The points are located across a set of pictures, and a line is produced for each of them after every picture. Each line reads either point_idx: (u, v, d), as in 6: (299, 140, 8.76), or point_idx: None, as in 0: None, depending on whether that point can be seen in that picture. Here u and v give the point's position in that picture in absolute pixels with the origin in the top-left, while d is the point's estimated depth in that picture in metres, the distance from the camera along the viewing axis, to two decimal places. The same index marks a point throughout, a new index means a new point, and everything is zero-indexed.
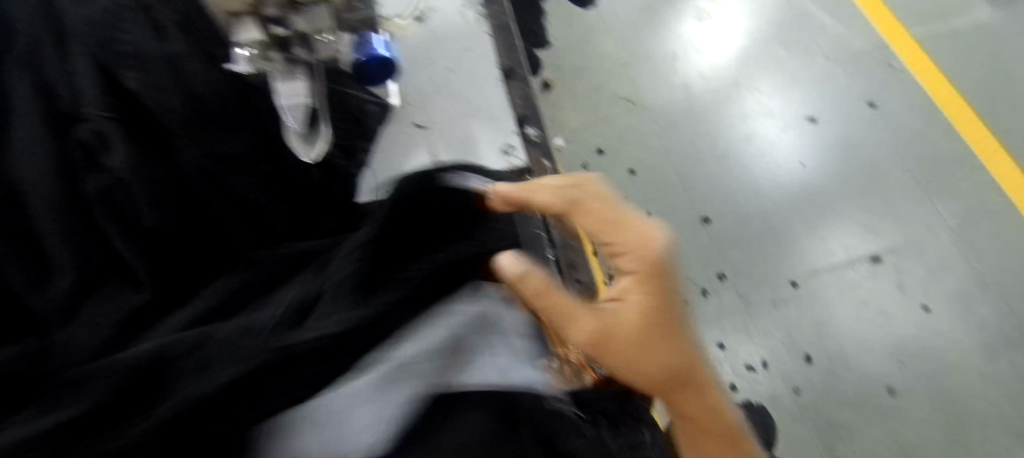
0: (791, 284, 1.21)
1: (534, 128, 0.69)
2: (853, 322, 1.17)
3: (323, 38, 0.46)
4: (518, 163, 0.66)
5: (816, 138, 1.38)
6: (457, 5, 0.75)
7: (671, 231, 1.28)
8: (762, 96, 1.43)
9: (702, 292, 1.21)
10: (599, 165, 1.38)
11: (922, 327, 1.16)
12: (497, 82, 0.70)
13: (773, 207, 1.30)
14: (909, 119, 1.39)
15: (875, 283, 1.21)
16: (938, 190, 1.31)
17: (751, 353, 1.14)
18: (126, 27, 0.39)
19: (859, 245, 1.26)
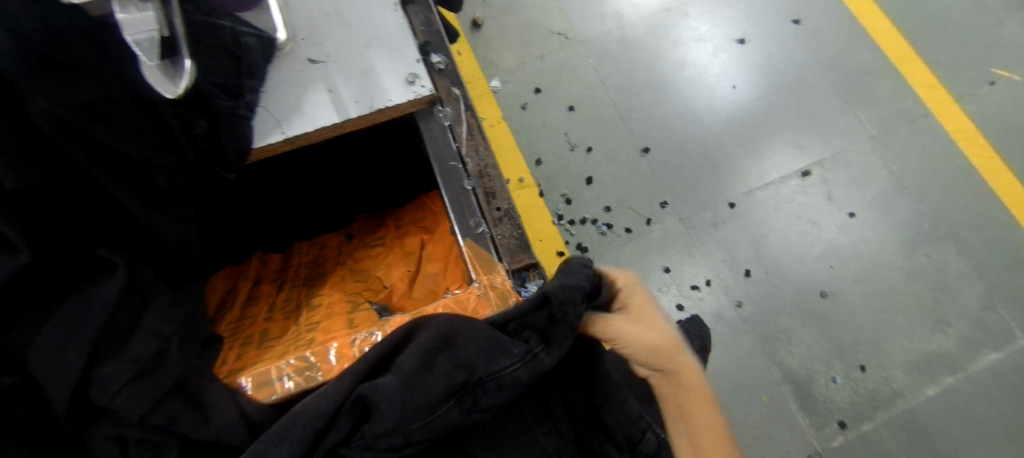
0: (729, 204, 1.25)
1: (439, 55, 0.67)
2: (785, 232, 1.22)
3: None
4: (424, 91, 0.62)
5: (745, 61, 1.40)
6: None
7: (615, 167, 1.29)
8: (692, 21, 1.44)
9: (647, 221, 1.24)
10: (541, 104, 1.35)
11: (848, 231, 1.22)
12: (394, 9, 0.65)
13: (705, 131, 1.32)
14: (829, 35, 1.41)
15: (806, 195, 1.25)
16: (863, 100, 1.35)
17: (694, 271, 1.19)
18: None
19: (790, 161, 1.29)
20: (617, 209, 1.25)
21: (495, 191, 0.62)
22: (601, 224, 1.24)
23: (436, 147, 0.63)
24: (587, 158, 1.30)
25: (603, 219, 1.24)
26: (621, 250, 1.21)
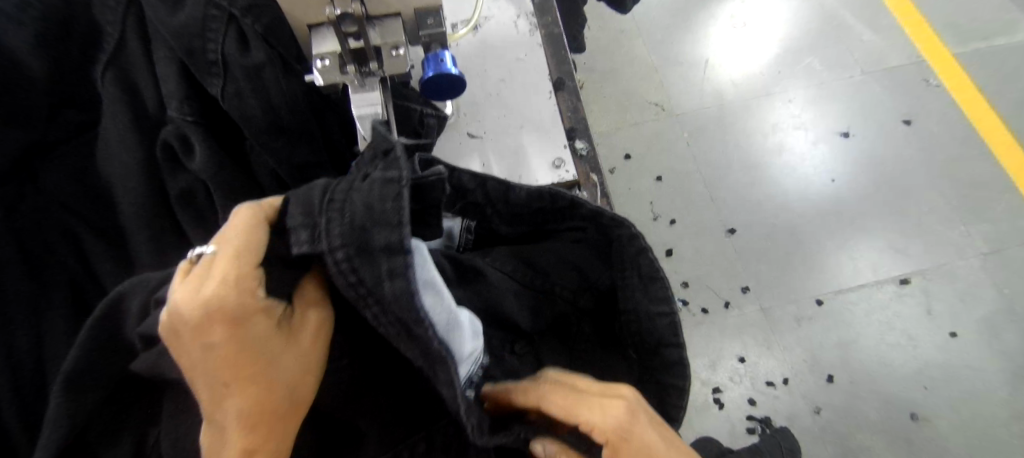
0: (816, 302, 1.25)
1: (583, 141, 0.71)
2: (876, 341, 1.22)
3: (394, 52, 0.49)
4: (568, 176, 0.67)
5: (845, 155, 1.39)
6: (511, 15, 0.76)
7: (696, 242, 1.31)
8: (792, 107, 1.46)
9: (725, 304, 1.25)
10: (628, 171, 1.39)
11: (945, 351, 1.21)
12: (548, 95, 0.72)
13: (800, 220, 1.33)
14: (943, 141, 1.42)
15: (902, 305, 1.24)
16: (968, 213, 1.35)
17: (772, 368, 1.19)
18: (212, 35, 0.46)
19: (888, 266, 1.29)
20: (695, 287, 1.27)
21: None
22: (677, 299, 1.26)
23: None
24: (670, 230, 1.32)
25: (679, 295, 1.26)
26: (695, 330, 1.23)
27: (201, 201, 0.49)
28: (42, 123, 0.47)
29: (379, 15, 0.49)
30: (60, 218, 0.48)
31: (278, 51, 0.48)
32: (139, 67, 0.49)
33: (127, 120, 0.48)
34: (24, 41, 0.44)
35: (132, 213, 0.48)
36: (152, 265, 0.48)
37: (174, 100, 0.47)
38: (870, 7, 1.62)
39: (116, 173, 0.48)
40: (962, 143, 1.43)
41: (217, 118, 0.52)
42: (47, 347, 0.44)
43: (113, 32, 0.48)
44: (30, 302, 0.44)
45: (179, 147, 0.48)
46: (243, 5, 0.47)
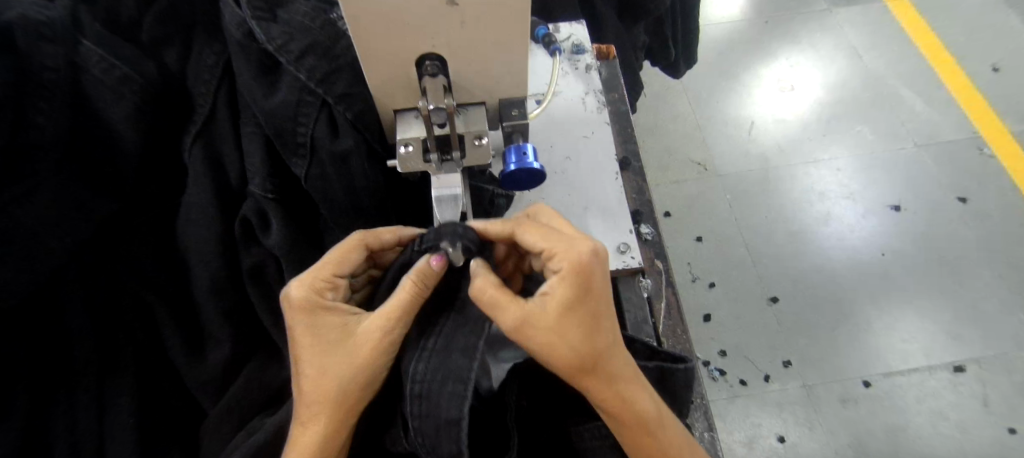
0: (863, 383, 1.18)
1: (648, 226, 0.69)
2: (928, 432, 1.14)
3: (478, 142, 0.49)
4: (635, 263, 0.63)
5: (898, 228, 1.35)
6: (579, 91, 0.76)
7: (736, 309, 1.27)
8: (841, 175, 1.43)
9: (764, 377, 1.19)
10: (667, 229, 1.38)
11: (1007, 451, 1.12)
12: (615, 176, 0.69)
13: (847, 289, 1.27)
14: (999, 218, 1.37)
15: (957, 394, 1.17)
16: None
17: (814, 451, 1.12)
18: (303, 119, 0.47)
19: (941, 351, 1.21)
20: (733, 356, 1.22)
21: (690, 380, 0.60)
22: (714, 368, 1.21)
23: (637, 317, 0.63)
24: (709, 294, 1.29)
25: (716, 364, 1.21)
26: (731, 402, 1.17)
27: (271, 278, 0.49)
28: (129, 190, 0.48)
29: (463, 104, 0.50)
30: (135, 288, 0.47)
31: (365, 137, 0.49)
32: (228, 141, 0.51)
33: (210, 191, 0.48)
34: (122, 113, 0.46)
35: (205, 288, 0.47)
36: (224, 341, 0.48)
37: (258, 178, 0.48)
38: (922, 77, 1.60)
39: (194, 246, 0.48)
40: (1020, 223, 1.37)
41: (295, 193, 0.51)
42: (107, 420, 0.44)
43: (206, 105, 0.50)
44: (97, 375, 0.44)
45: (258, 223, 0.48)
46: (337, 94, 0.47)
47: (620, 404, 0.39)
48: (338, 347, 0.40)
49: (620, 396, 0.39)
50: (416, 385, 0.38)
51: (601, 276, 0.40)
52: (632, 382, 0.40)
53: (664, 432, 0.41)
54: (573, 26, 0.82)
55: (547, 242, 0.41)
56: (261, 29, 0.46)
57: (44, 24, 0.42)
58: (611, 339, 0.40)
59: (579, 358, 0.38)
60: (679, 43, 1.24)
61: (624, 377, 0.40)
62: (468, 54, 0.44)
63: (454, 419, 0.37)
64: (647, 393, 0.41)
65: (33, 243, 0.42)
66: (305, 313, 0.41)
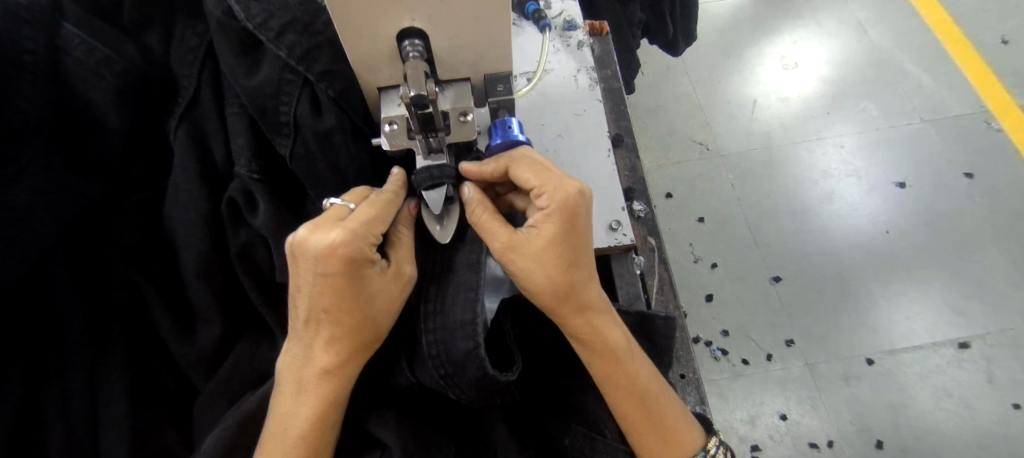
0: (866, 361, 1.18)
1: (641, 203, 0.69)
2: (931, 409, 1.14)
3: (463, 118, 0.48)
4: (626, 240, 0.63)
5: (903, 205, 1.34)
6: (571, 69, 0.75)
7: (738, 289, 1.26)
8: (845, 153, 1.41)
9: (766, 356, 1.19)
10: (668, 210, 1.36)
11: (1011, 426, 1.12)
12: (607, 154, 0.69)
13: (850, 269, 1.26)
14: (1006, 194, 1.35)
15: (961, 370, 1.16)
16: None
17: (816, 428, 1.12)
18: (286, 98, 0.47)
19: (946, 328, 1.21)
20: (735, 337, 1.21)
21: (682, 356, 0.61)
22: (716, 348, 1.21)
23: (629, 294, 0.63)
24: (711, 274, 1.28)
25: (718, 344, 1.21)
26: (733, 382, 1.17)
27: (260, 258, 0.49)
28: (113, 174, 0.48)
29: (446, 80, 0.49)
30: (123, 270, 0.48)
31: (348, 116, 0.49)
32: (211, 122, 0.50)
33: (196, 172, 0.48)
34: (103, 94, 0.45)
35: (194, 269, 0.47)
36: (214, 321, 0.48)
37: (243, 158, 0.48)
38: (929, 51, 1.57)
39: (181, 228, 0.48)
40: None
41: (281, 174, 0.52)
42: (101, 403, 0.44)
43: (190, 86, 0.50)
44: (89, 357, 0.44)
45: (244, 203, 0.47)
46: (318, 71, 0.47)
47: (587, 328, 0.44)
48: (374, 297, 0.40)
49: (590, 324, 0.44)
50: (428, 303, 0.43)
51: (586, 215, 0.44)
52: (602, 314, 0.45)
53: (630, 367, 0.45)
54: (564, 2, 0.81)
55: (539, 179, 0.43)
56: (240, 7, 0.45)
57: (23, 8, 0.42)
58: (585, 274, 0.44)
59: (553, 284, 0.43)
60: (677, 19, 1.22)
61: (596, 308, 0.45)
62: (449, 27, 0.44)
63: (468, 320, 0.41)
64: (614, 325, 0.45)
65: (19, 224, 0.42)
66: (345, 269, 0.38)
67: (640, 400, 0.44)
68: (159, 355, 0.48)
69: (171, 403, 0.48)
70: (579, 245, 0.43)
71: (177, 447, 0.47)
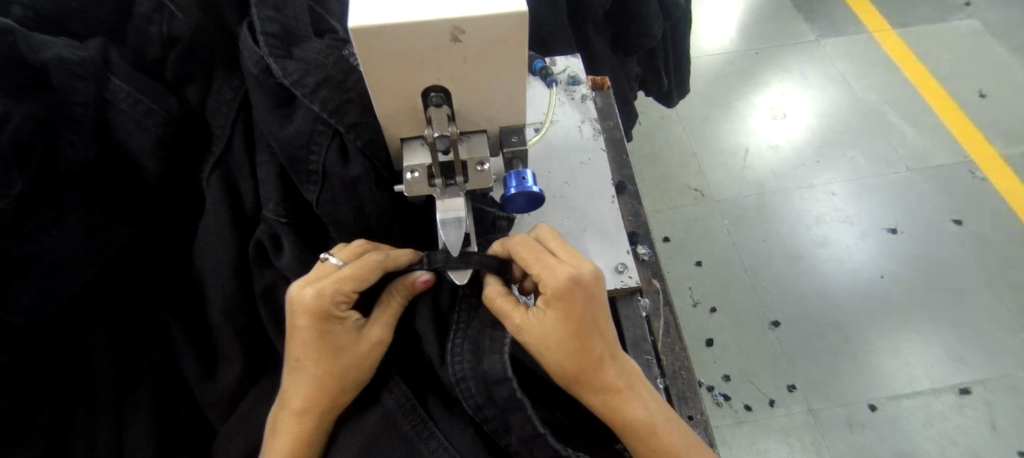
0: (869, 406, 1.18)
1: (645, 247, 0.72)
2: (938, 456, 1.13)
3: (480, 167, 0.52)
4: (632, 283, 0.65)
5: (895, 251, 1.37)
6: (576, 120, 0.80)
7: (738, 333, 1.28)
8: (837, 199, 1.46)
9: (769, 402, 1.19)
10: (668, 253, 1.40)
11: None
12: (611, 199, 0.72)
13: (849, 316, 1.28)
14: (997, 240, 1.39)
15: (964, 417, 1.16)
16: None
17: None
18: (316, 147, 0.50)
19: (947, 373, 1.21)
20: (736, 382, 1.22)
21: (688, 397, 0.62)
22: (718, 393, 1.21)
23: (636, 335, 0.64)
24: (710, 319, 1.30)
25: (720, 389, 1.22)
26: (737, 429, 1.17)
27: (282, 302, 0.51)
28: (148, 217, 0.50)
29: (466, 132, 0.53)
30: (151, 309, 0.49)
31: (373, 164, 0.52)
32: (242, 168, 0.54)
33: (226, 215, 0.51)
34: (145, 142, 0.49)
35: (219, 309, 0.49)
36: (235, 359, 0.49)
37: (272, 203, 0.50)
38: (911, 104, 1.65)
39: (209, 270, 0.50)
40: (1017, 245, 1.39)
41: (306, 217, 0.54)
42: (125, 438, 0.45)
43: (223, 135, 0.54)
44: (116, 394, 0.46)
45: (270, 246, 0.50)
46: (348, 123, 0.51)
47: (610, 415, 0.43)
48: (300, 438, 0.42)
49: (616, 401, 0.43)
50: None
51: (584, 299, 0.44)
52: (627, 394, 0.44)
53: (666, 436, 0.43)
54: (568, 59, 0.86)
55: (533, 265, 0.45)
56: (278, 66, 0.49)
57: (77, 64, 0.45)
58: (600, 351, 0.44)
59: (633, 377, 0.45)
60: (672, 74, 1.30)
61: (620, 389, 0.44)
62: (470, 84, 0.47)
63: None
64: (642, 401, 0.44)
65: (57, 267, 0.44)
66: (319, 317, 0.43)
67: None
68: (181, 392, 0.49)
69: (190, 441, 0.49)
70: (585, 316, 0.44)
71: None
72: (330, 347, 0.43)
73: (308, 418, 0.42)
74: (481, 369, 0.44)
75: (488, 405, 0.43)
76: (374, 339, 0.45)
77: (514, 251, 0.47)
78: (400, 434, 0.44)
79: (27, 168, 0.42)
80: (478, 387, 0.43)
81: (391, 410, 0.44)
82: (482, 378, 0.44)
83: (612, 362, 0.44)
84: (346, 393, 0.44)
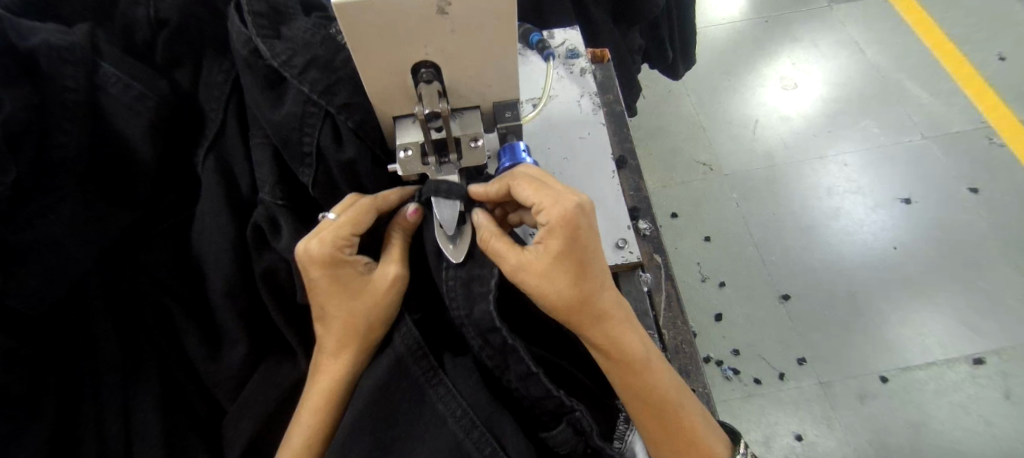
0: (880, 377, 1.17)
1: (646, 221, 0.71)
2: (950, 426, 1.13)
3: (474, 144, 0.51)
4: (634, 257, 0.65)
5: (909, 221, 1.34)
6: (575, 95, 0.78)
7: (748, 308, 1.26)
8: (848, 170, 1.43)
9: (778, 375, 1.19)
10: (675, 230, 1.38)
11: None
12: (612, 174, 0.71)
13: (860, 286, 1.26)
14: (1016, 208, 1.36)
15: (977, 386, 1.15)
16: None
17: (833, 449, 1.12)
18: (309, 129, 0.50)
19: (960, 343, 1.20)
20: (746, 356, 1.21)
21: (690, 371, 0.62)
22: (727, 367, 1.21)
23: (638, 310, 0.64)
24: (719, 294, 1.29)
25: (729, 363, 1.21)
26: (746, 402, 1.17)
27: (283, 281, 0.52)
28: (145, 202, 0.50)
29: (459, 108, 0.52)
30: (152, 293, 0.50)
31: (368, 146, 0.52)
32: (236, 152, 0.53)
33: (223, 199, 0.51)
34: (138, 127, 0.49)
35: (221, 292, 0.49)
36: (239, 341, 0.50)
37: (268, 186, 0.50)
38: (928, 69, 1.60)
39: (210, 254, 0.50)
40: None
41: (303, 201, 0.54)
42: (134, 420, 0.46)
43: (216, 118, 0.53)
44: (122, 376, 0.46)
45: (268, 228, 0.50)
46: (338, 104, 0.50)
47: (609, 346, 0.45)
48: (336, 381, 0.45)
49: (608, 336, 0.45)
50: None
51: (586, 225, 0.44)
52: (622, 324, 0.46)
53: (656, 372, 0.46)
54: (566, 32, 0.84)
55: (536, 195, 0.44)
56: (266, 46, 0.49)
57: (65, 49, 0.45)
58: (600, 281, 0.45)
59: (622, 311, 0.46)
60: (677, 46, 1.27)
61: (614, 319, 0.45)
62: (460, 58, 0.46)
63: None
64: (635, 333, 0.46)
65: (58, 253, 0.44)
66: (326, 266, 0.44)
67: (656, 406, 0.45)
68: (187, 373, 0.51)
69: (199, 423, 0.51)
70: (585, 255, 0.44)
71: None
72: (345, 291, 0.45)
73: (340, 362, 0.45)
74: (475, 317, 0.44)
75: (486, 348, 0.44)
76: (387, 276, 0.45)
77: (515, 185, 0.45)
78: (410, 379, 0.42)
79: (21, 156, 0.42)
80: (474, 333, 0.44)
81: (399, 354, 0.43)
82: (479, 326, 0.45)
83: (608, 291, 0.46)
84: (374, 330, 0.45)
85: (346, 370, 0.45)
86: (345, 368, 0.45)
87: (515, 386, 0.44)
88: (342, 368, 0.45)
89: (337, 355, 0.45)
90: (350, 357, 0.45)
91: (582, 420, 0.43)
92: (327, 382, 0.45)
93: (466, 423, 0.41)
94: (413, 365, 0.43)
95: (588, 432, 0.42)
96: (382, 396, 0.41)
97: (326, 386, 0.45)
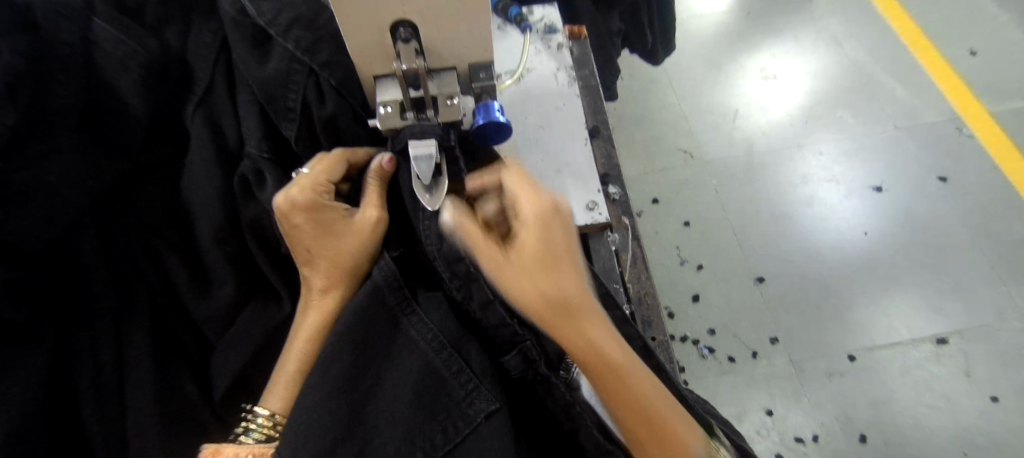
0: (848, 357, 1.23)
1: (616, 187, 0.75)
2: (913, 403, 1.19)
3: (450, 102, 0.54)
4: (602, 218, 0.69)
5: (880, 208, 1.40)
6: (552, 67, 0.81)
7: (724, 288, 1.31)
8: (824, 160, 1.48)
9: (752, 354, 1.24)
10: (655, 215, 1.42)
11: (990, 419, 1.17)
12: (583, 141, 0.75)
13: (834, 274, 1.32)
14: (981, 196, 1.42)
15: (940, 365, 1.21)
16: (1007, 272, 1.33)
17: (801, 423, 1.17)
18: (293, 86, 0.53)
19: (925, 325, 1.26)
20: (721, 335, 1.26)
21: (652, 322, 0.66)
22: (702, 346, 1.26)
23: (605, 266, 0.68)
24: (697, 276, 1.34)
25: (705, 342, 1.26)
26: (719, 378, 1.22)
27: (269, 233, 0.54)
28: (136, 154, 0.53)
29: (436, 69, 0.55)
30: (144, 236, 0.53)
31: (349, 103, 0.56)
32: (224, 108, 0.56)
33: (211, 151, 0.54)
34: (129, 82, 0.51)
35: (209, 237, 0.52)
36: (228, 283, 0.53)
37: (254, 139, 0.53)
38: (902, 62, 1.66)
39: (199, 203, 0.53)
40: (999, 200, 1.42)
41: (288, 156, 0.57)
42: (127, 349, 0.50)
43: (204, 76, 0.56)
44: (115, 311, 0.50)
45: (254, 181, 0.53)
46: (321, 61, 0.53)
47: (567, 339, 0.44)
48: (324, 314, 0.50)
49: (572, 328, 0.44)
50: None
51: (560, 223, 0.46)
52: (590, 323, 0.44)
53: (623, 364, 0.44)
54: (545, 9, 0.88)
55: (518, 189, 0.47)
56: (254, 7, 0.53)
57: (61, 6, 0.49)
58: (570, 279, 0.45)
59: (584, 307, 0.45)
60: (657, 32, 1.31)
61: (584, 318, 0.44)
62: (436, 18, 0.50)
63: None
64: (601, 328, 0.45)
65: (53, 197, 0.47)
66: (310, 210, 0.48)
67: (623, 394, 0.43)
68: (179, 315, 0.54)
69: (189, 357, 0.54)
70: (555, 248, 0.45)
71: (195, 394, 0.52)
72: (328, 232, 0.48)
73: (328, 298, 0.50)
74: (446, 247, 0.47)
75: (451, 276, 0.48)
76: (369, 218, 0.49)
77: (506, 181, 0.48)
78: (385, 307, 0.45)
79: (17, 102, 0.45)
80: (443, 263, 0.47)
81: (377, 284, 0.46)
82: (446, 256, 0.47)
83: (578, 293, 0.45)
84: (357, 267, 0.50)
85: (332, 304, 0.50)
86: (332, 303, 0.50)
87: (476, 313, 0.49)
88: (330, 302, 0.50)
89: (325, 291, 0.50)
90: (336, 293, 0.50)
91: (531, 349, 0.48)
92: (317, 316, 0.50)
93: (436, 346, 0.45)
94: (389, 293, 0.46)
95: (536, 362, 0.48)
96: (359, 324, 0.44)
97: (315, 319, 0.50)
